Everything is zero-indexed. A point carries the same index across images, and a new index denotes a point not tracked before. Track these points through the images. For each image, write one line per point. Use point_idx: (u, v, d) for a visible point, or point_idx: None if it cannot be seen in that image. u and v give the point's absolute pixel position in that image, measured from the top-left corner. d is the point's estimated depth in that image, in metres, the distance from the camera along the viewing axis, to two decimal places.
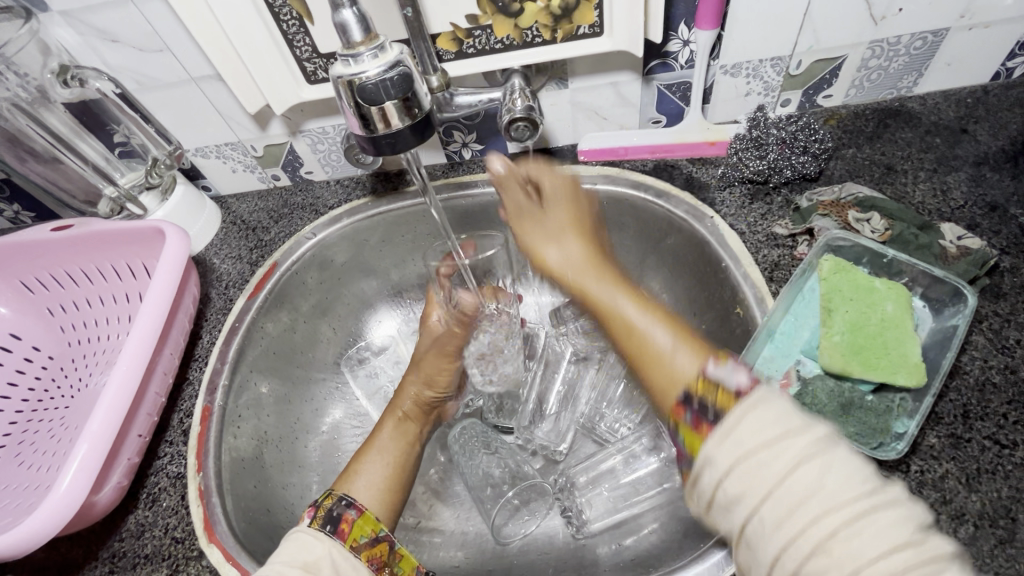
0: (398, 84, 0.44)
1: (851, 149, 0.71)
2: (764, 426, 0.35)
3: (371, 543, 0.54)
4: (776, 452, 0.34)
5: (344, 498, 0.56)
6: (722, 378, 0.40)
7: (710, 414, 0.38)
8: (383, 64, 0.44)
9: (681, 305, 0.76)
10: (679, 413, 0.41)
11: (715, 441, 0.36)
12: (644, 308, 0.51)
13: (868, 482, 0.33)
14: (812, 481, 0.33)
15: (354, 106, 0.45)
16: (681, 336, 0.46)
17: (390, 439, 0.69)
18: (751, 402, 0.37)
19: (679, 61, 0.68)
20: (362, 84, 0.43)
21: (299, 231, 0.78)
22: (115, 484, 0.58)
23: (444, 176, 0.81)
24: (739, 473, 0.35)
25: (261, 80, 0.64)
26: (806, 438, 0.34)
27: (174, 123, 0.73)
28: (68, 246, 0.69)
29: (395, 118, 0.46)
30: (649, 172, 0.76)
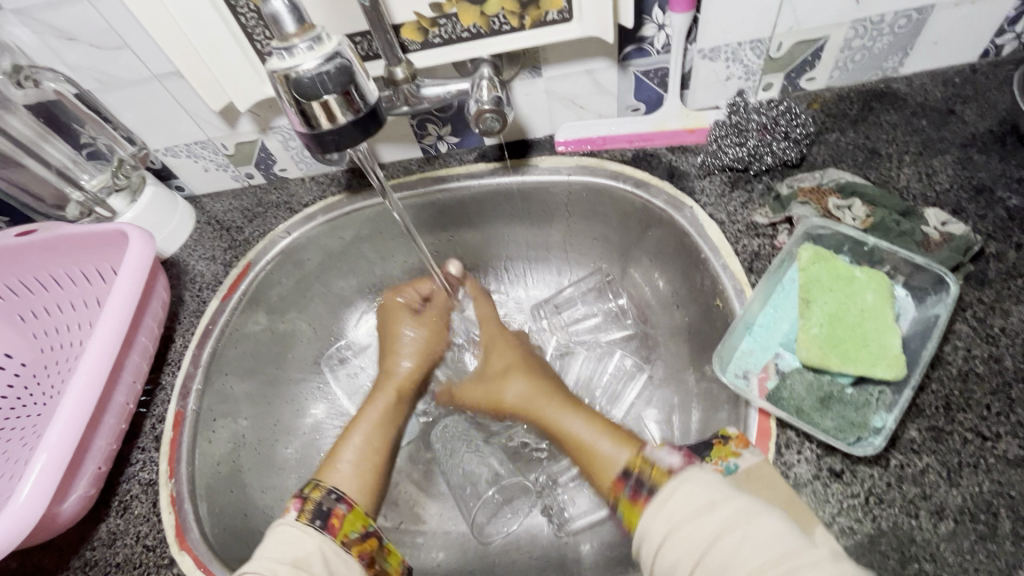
0: (336, 78, 0.43)
1: (834, 133, 0.69)
2: (695, 497, 0.44)
3: (361, 538, 0.53)
4: (704, 519, 0.42)
5: (334, 491, 0.55)
6: (658, 458, 0.48)
7: (646, 488, 0.47)
8: (320, 56, 0.42)
9: (664, 298, 0.75)
10: (618, 488, 0.49)
11: (655, 512, 0.45)
12: (591, 425, 0.56)
13: (791, 550, 0.39)
14: (737, 544, 0.41)
15: (293, 102, 0.44)
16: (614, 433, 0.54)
17: (377, 416, 0.65)
18: (681, 479, 0.45)
19: (655, 45, 0.66)
20: (298, 78, 0.42)
21: (273, 230, 0.77)
22: (80, 495, 0.57)
23: (420, 170, 0.79)
24: (675, 541, 0.43)
25: (223, 77, 0.62)
26: (730, 507, 0.42)
27: (139, 123, 0.71)
28: (35, 253, 0.67)
29: (338, 112, 0.44)
30: (628, 162, 0.74)
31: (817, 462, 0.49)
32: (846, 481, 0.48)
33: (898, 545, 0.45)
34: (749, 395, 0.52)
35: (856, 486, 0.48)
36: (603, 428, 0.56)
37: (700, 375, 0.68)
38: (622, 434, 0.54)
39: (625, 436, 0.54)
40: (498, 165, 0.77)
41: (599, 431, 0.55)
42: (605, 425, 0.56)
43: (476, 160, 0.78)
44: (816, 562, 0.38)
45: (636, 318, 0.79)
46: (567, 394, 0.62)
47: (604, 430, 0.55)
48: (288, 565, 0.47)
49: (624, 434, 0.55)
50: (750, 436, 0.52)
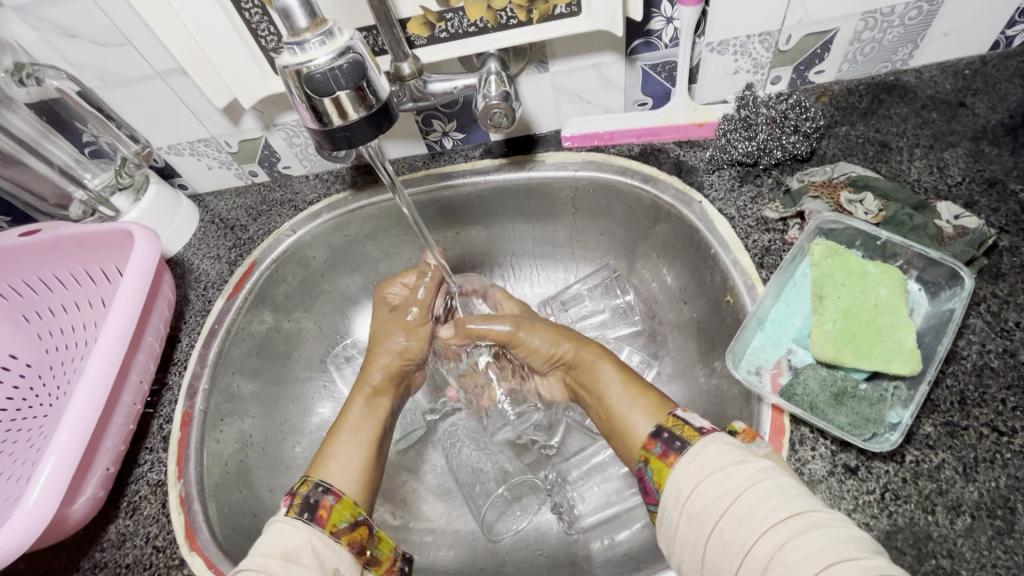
0: (349, 72, 0.42)
1: (844, 127, 0.68)
2: (724, 453, 0.44)
3: (351, 527, 0.52)
4: (733, 474, 0.42)
5: (321, 483, 0.53)
6: (689, 419, 0.48)
7: (678, 444, 0.46)
8: (332, 51, 0.41)
9: (672, 293, 0.74)
10: (649, 445, 0.48)
11: (684, 464, 0.45)
12: (626, 386, 0.56)
13: (816, 506, 0.40)
14: (763, 498, 0.41)
15: (304, 98, 0.43)
16: (649, 395, 0.54)
17: (360, 417, 0.62)
18: (711, 436, 0.45)
19: (663, 39, 0.65)
20: (309, 74, 0.41)
21: (278, 228, 0.76)
22: (89, 496, 0.57)
23: (425, 167, 0.78)
24: (703, 490, 0.43)
25: (227, 74, 0.61)
26: (758, 465, 0.43)
27: (142, 121, 0.70)
28: (38, 253, 0.67)
29: (349, 108, 0.44)
30: (635, 157, 0.73)
31: (832, 459, 0.49)
32: (861, 478, 0.48)
33: (915, 541, 0.44)
34: (762, 392, 0.52)
35: (872, 482, 0.47)
36: (638, 390, 0.55)
37: (709, 371, 0.67)
38: (653, 393, 0.54)
39: (656, 398, 0.53)
40: (504, 161, 0.76)
41: (631, 391, 0.55)
42: (634, 384, 0.56)
43: (481, 156, 0.77)
44: (839, 523, 0.39)
45: (644, 314, 0.79)
46: (611, 355, 0.61)
47: (634, 390, 0.55)
48: (278, 558, 0.47)
49: (654, 393, 0.54)
50: (764, 433, 0.52)
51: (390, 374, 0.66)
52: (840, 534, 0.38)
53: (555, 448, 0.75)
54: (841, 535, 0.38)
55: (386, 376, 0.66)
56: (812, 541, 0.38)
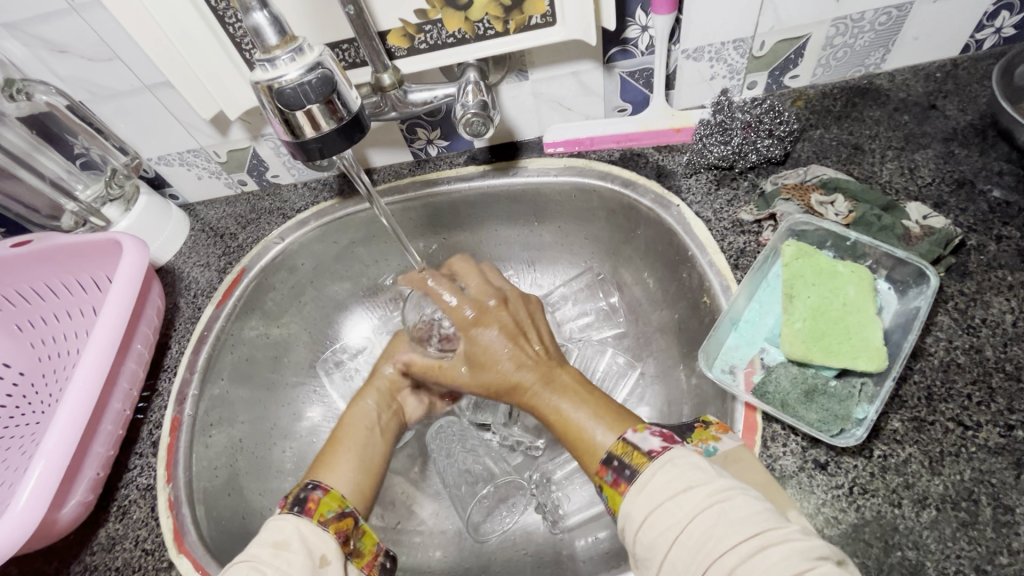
0: (319, 87, 0.43)
1: (818, 130, 0.70)
2: (674, 481, 0.42)
3: (338, 517, 0.51)
4: (681, 502, 0.41)
5: (311, 482, 0.54)
6: (638, 442, 0.47)
7: (627, 472, 0.45)
8: (302, 66, 0.43)
9: (654, 296, 0.76)
10: (602, 472, 0.47)
11: (632, 496, 0.43)
12: (582, 405, 0.53)
13: (764, 525, 0.39)
14: (710, 523, 0.39)
15: (276, 112, 0.45)
16: (599, 413, 0.52)
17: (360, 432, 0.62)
18: (659, 466, 0.43)
19: (639, 47, 0.67)
20: (280, 88, 0.43)
21: (266, 236, 0.78)
22: (78, 501, 0.58)
23: (411, 174, 0.80)
24: (653, 520, 0.42)
25: (212, 86, 0.63)
26: (706, 489, 0.41)
27: (131, 133, 0.72)
28: (30, 263, 0.68)
29: (321, 119, 0.45)
30: (615, 162, 0.75)
31: (803, 454, 0.50)
32: (830, 472, 0.49)
33: (882, 534, 0.46)
34: (735, 390, 0.53)
35: (840, 477, 0.48)
36: (595, 409, 0.52)
37: (690, 370, 0.68)
38: (612, 413, 0.52)
39: (618, 411, 0.52)
40: (487, 168, 0.78)
41: (582, 405, 0.53)
42: (592, 398, 0.54)
43: (465, 163, 0.79)
44: (787, 537, 0.38)
45: (628, 317, 0.80)
46: (564, 369, 0.58)
47: (593, 406, 0.53)
48: (271, 547, 0.47)
49: (618, 412, 0.52)
50: (737, 430, 0.53)
51: (383, 401, 0.68)
52: (784, 556, 0.37)
53: (541, 449, 0.76)
54: (786, 552, 0.37)
55: (382, 404, 0.67)
56: (757, 565, 0.37)
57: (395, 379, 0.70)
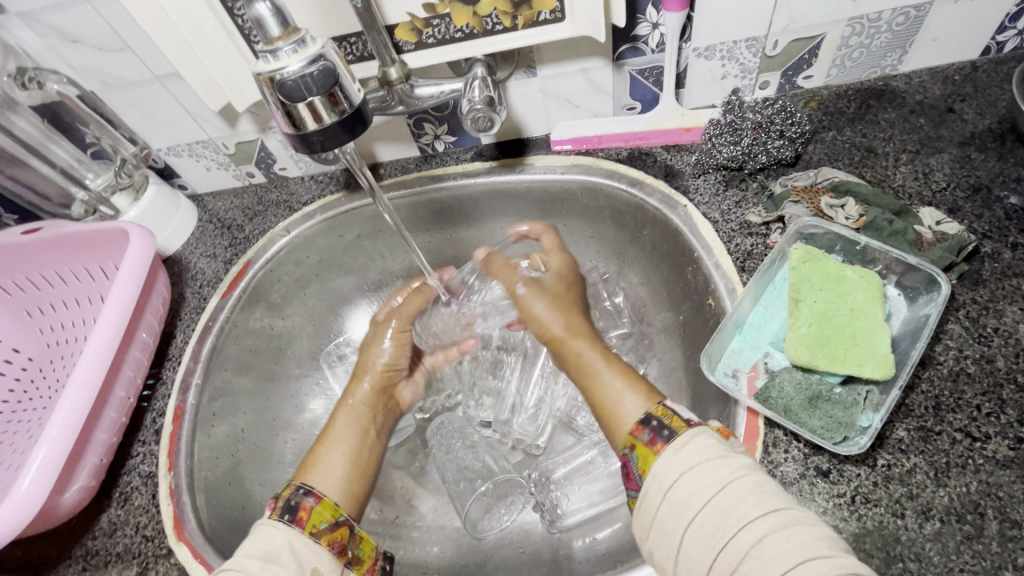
0: (320, 79, 0.43)
1: (830, 132, 0.68)
2: (711, 448, 0.44)
3: (332, 528, 0.52)
4: (717, 466, 0.43)
5: (303, 486, 0.54)
6: (677, 409, 0.49)
7: (666, 433, 0.46)
8: (304, 58, 0.43)
9: (660, 297, 0.75)
10: (637, 432, 0.48)
11: (669, 455, 0.44)
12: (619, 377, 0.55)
13: (791, 504, 0.41)
14: (743, 490, 0.41)
15: (279, 104, 0.45)
16: (635, 384, 0.54)
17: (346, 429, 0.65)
18: (698, 432, 0.45)
19: (650, 44, 0.66)
20: (282, 80, 0.43)
21: (272, 229, 0.78)
22: (81, 485, 0.58)
23: (417, 169, 0.80)
24: (686, 480, 0.43)
25: (221, 78, 0.63)
26: (739, 461, 0.43)
27: (142, 123, 0.72)
28: (40, 249, 0.69)
29: (323, 112, 0.45)
30: (623, 161, 0.74)
31: (804, 461, 0.49)
32: (832, 481, 0.48)
33: (883, 545, 0.45)
34: (737, 395, 0.52)
35: (843, 485, 0.48)
36: (630, 380, 0.55)
37: (694, 374, 0.67)
38: (643, 385, 0.54)
39: (647, 386, 0.54)
40: (494, 164, 0.78)
41: (621, 376, 0.56)
42: (627, 373, 0.56)
43: (472, 159, 0.79)
44: (811, 519, 0.40)
45: (632, 317, 0.79)
46: (602, 346, 0.61)
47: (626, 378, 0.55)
48: (258, 559, 0.47)
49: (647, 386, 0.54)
50: (738, 435, 0.52)
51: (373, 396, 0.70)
52: (811, 534, 0.39)
53: (541, 448, 0.76)
54: (811, 532, 0.39)
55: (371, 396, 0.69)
56: (785, 537, 0.38)
57: (384, 374, 0.71)
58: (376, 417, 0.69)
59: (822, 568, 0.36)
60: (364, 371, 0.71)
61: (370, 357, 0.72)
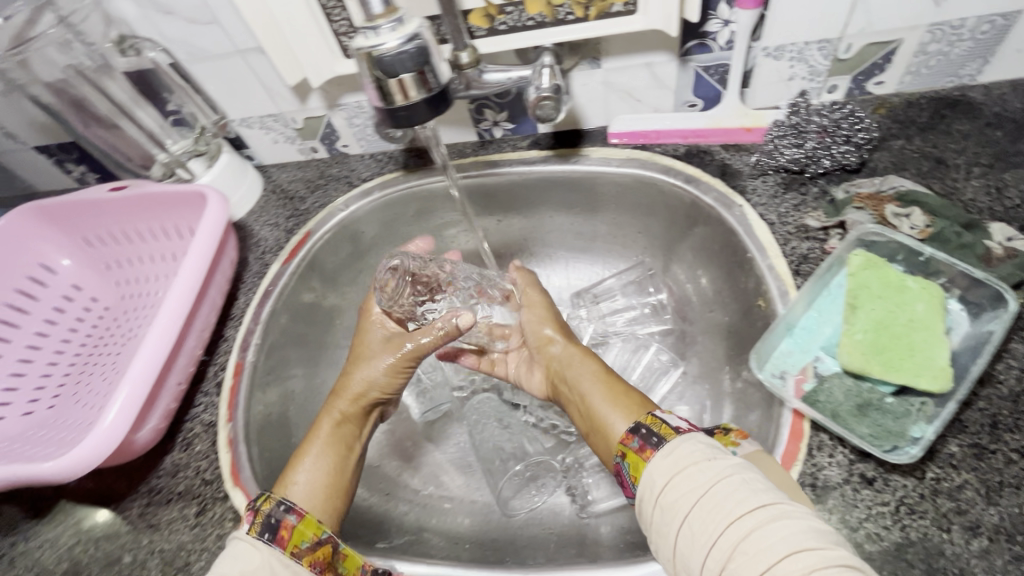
0: (415, 56, 0.46)
1: (898, 140, 0.67)
2: (699, 451, 0.45)
3: (313, 547, 0.51)
4: (705, 467, 0.43)
5: (285, 502, 0.52)
6: (667, 418, 0.50)
7: (654, 440, 0.48)
8: (403, 36, 0.45)
9: (705, 297, 0.75)
10: (627, 440, 0.50)
11: (658, 460, 0.46)
12: (612, 390, 0.58)
13: (782, 499, 0.41)
14: (731, 490, 0.41)
15: (373, 79, 0.47)
16: (625, 397, 0.56)
17: (326, 443, 0.60)
18: (685, 436, 0.46)
19: (718, 41, 0.66)
20: (380, 56, 0.45)
21: (333, 202, 0.82)
22: (152, 427, 0.63)
23: (474, 154, 0.82)
24: (676, 483, 0.44)
25: (302, 54, 0.66)
26: (727, 461, 0.44)
27: (220, 94, 0.76)
28: (123, 206, 0.74)
29: (412, 89, 0.47)
30: (680, 157, 0.74)
31: (849, 467, 0.49)
32: (877, 489, 0.48)
33: (926, 557, 0.44)
34: (784, 396, 0.52)
35: (887, 494, 0.47)
36: (622, 394, 0.57)
37: (736, 375, 0.67)
38: (637, 399, 0.56)
39: (638, 400, 0.56)
40: (550, 153, 0.79)
41: (609, 390, 0.58)
42: (619, 391, 0.57)
43: (528, 147, 0.80)
44: (803, 514, 0.40)
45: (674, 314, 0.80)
46: (597, 362, 0.63)
47: (616, 391, 0.57)
48: None
49: (640, 400, 0.56)
50: (782, 436, 0.52)
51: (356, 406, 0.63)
52: (803, 528, 0.38)
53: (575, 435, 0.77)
54: (805, 527, 0.38)
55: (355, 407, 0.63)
56: (777, 531, 0.38)
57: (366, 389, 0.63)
58: (357, 438, 0.63)
59: (811, 561, 0.36)
60: (349, 389, 0.63)
61: (356, 374, 0.63)
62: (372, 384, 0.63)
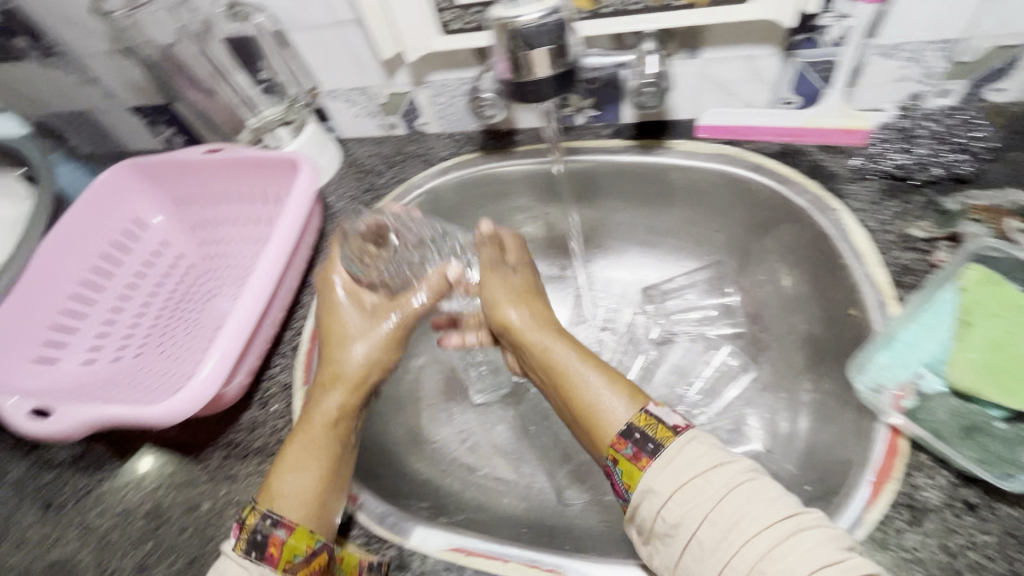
0: (553, 30, 0.47)
1: (1017, 152, 0.63)
2: (702, 458, 0.43)
3: (308, 559, 0.48)
4: (711, 478, 0.42)
5: (271, 515, 0.49)
6: (662, 417, 0.47)
7: (650, 446, 0.45)
8: (542, 11, 0.47)
9: (784, 302, 0.73)
10: (619, 445, 0.47)
11: (656, 471, 0.43)
12: (598, 373, 0.53)
13: (795, 509, 0.40)
14: (741, 502, 0.40)
15: (506, 50, 0.49)
16: (614, 383, 0.52)
17: (315, 442, 0.55)
18: (683, 440, 0.44)
19: (828, 37, 0.63)
20: (520, 26, 0.47)
21: (409, 179, 0.82)
22: (239, 382, 0.64)
23: (553, 140, 0.81)
24: (680, 496, 0.42)
25: (402, 27, 0.66)
26: (732, 469, 0.43)
27: (311, 64, 0.77)
28: (213, 168, 0.76)
29: (543, 64, 0.49)
30: (772, 156, 0.72)
31: (950, 491, 0.47)
32: (981, 516, 0.45)
33: None
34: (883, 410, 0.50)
35: (992, 523, 0.45)
36: (610, 377, 0.53)
37: (816, 385, 0.65)
38: (625, 385, 0.52)
39: (629, 388, 0.51)
40: (632, 143, 0.77)
41: (596, 372, 0.53)
42: (607, 373, 0.53)
43: (610, 136, 0.79)
44: (815, 522, 0.39)
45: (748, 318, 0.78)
46: (573, 342, 0.58)
47: (603, 375, 0.53)
48: None
49: (628, 385, 0.52)
50: (875, 452, 0.50)
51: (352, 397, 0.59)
52: (821, 539, 0.38)
53: None
54: (822, 538, 0.38)
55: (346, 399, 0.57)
56: (796, 546, 0.38)
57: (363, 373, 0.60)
58: (353, 422, 0.59)
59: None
60: (338, 372, 0.59)
61: (343, 357, 0.60)
62: (371, 365, 0.61)
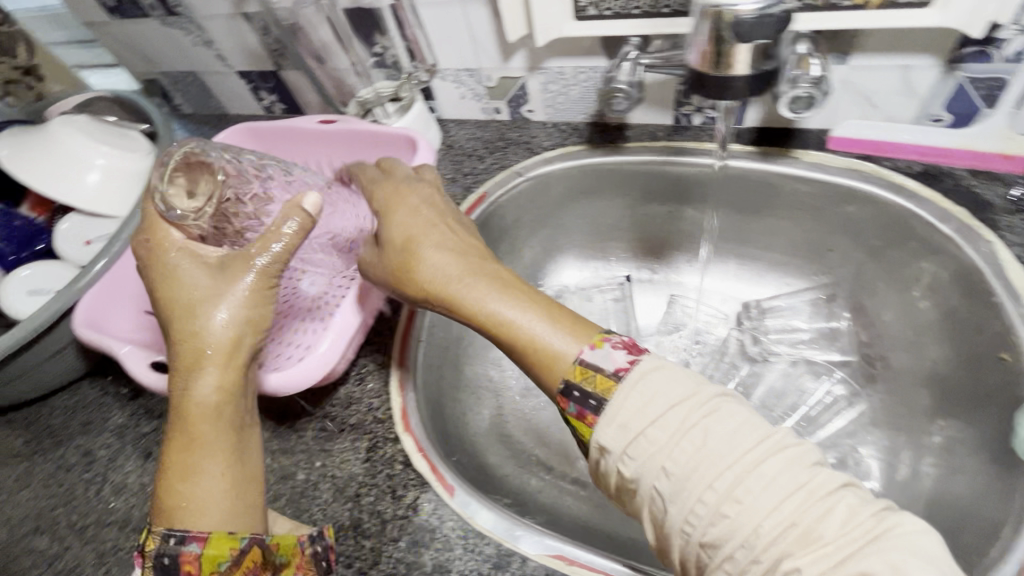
0: (776, 23, 0.48)
1: None
2: (655, 396, 0.40)
3: (236, 560, 0.45)
4: (665, 423, 0.39)
5: (173, 531, 0.45)
6: (598, 363, 0.43)
7: (592, 404, 0.42)
8: (760, 1, 0.47)
9: (907, 334, 0.68)
10: (563, 404, 0.44)
11: (603, 428, 0.41)
12: (533, 312, 0.48)
13: (760, 434, 0.38)
14: (701, 445, 0.38)
15: (713, 37, 0.50)
16: (552, 317, 0.48)
17: (210, 436, 0.48)
18: (626, 381, 0.42)
19: (1004, 51, 0.57)
20: (738, 18, 0.47)
21: (512, 166, 0.81)
22: (349, 356, 0.64)
23: (666, 139, 0.77)
24: (635, 446, 0.40)
25: (538, 10, 0.64)
26: (692, 405, 0.40)
27: (428, 41, 0.76)
28: (324, 139, 0.77)
29: (745, 58, 0.51)
30: (914, 176, 0.67)
31: None
32: None
33: None
34: None
35: None
36: (552, 311, 0.48)
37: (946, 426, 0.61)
38: (566, 316, 0.48)
39: (575, 321, 0.48)
40: (753, 149, 0.72)
41: (534, 310, 0.48)
42: (544, 303, 0.49)
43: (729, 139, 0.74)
44: (783, 446, 0.38)
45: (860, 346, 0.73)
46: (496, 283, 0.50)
47: (541, 309, 0.48)
48: None
49: (572, 315, 0.48)
50: None
51: (228, 376, 0.50)
52: (787, 465, 0.37)
53: None
54: (790, 466, 0.37)
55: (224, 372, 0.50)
56: (761, 479, 0.36)
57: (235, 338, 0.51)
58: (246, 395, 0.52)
59: (800, 504, 0.35)
60: (200, 348, 0.50)
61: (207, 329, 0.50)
62: (239, 326, 0.51)
